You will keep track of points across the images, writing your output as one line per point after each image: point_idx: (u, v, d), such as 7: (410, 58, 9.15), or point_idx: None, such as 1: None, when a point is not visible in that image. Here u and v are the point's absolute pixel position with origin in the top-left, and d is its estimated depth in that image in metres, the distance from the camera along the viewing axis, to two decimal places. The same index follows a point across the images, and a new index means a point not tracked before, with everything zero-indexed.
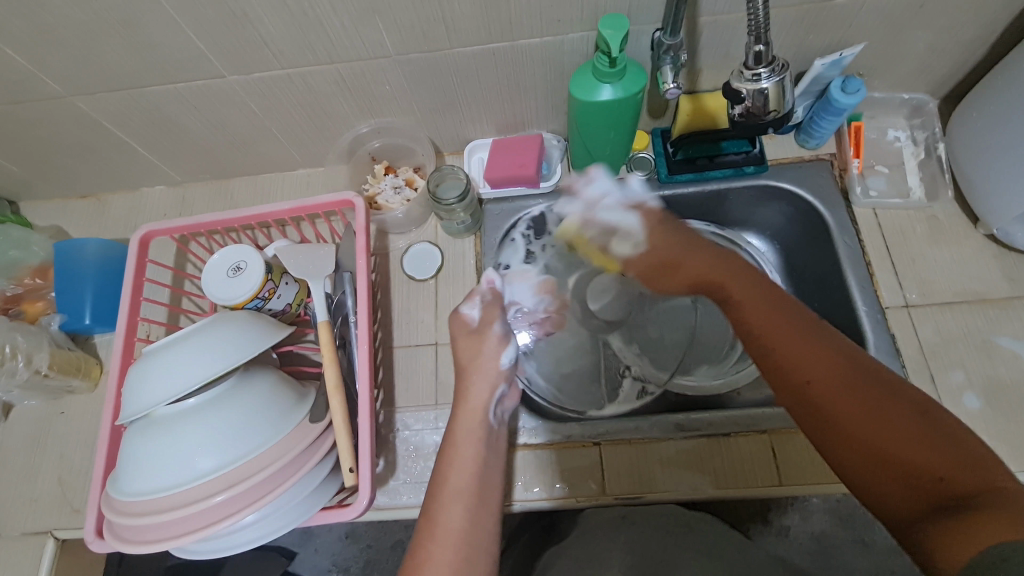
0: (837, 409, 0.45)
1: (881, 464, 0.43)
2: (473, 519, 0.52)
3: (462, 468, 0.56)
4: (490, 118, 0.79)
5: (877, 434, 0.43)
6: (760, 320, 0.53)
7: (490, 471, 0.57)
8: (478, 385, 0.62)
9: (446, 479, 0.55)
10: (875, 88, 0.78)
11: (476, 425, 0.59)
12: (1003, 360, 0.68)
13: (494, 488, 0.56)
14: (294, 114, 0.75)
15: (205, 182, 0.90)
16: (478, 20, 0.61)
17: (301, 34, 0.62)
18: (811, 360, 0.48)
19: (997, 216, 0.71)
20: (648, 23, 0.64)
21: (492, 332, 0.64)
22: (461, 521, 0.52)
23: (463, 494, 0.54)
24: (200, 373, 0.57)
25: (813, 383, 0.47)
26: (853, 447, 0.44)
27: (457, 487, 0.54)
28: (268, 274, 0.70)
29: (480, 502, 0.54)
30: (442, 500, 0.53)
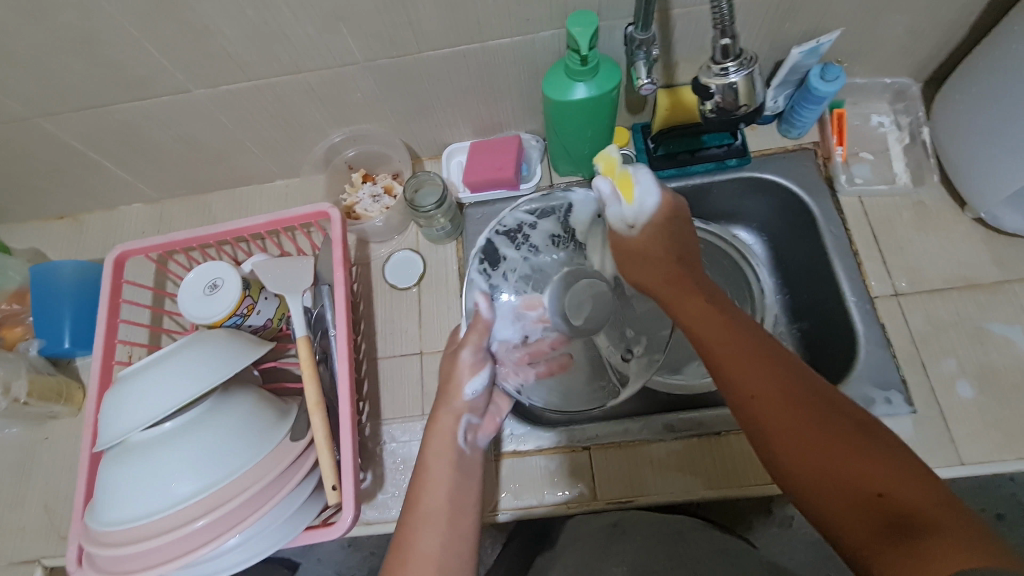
0: (788, 439, 0.45)
1: (836, 489, 0.43)
2: (446, 546, 0.53)
3: (432, 493, 0.56)
4: (467, 121, 0.78)
5: (831, 461, 0.43)
6: (718, 340, 0.52)
7: (465, 494, 0.57)
8: (446, 413, 0.61)
9: (416, 505, 0.55)
10: (856, 74, 0.77)
11: (445, 455, 0.59)
12: (995, 346, 0.67)
13: (464, 512, 0.56)
14: (265, 125, 0.74)
15: (182, 198, 0.89)
16: (444, 22, 0.60)
17: (264, 44, 0.61)
18: (760, 377, 0.48)
19: (983, 199, 0.69)
20: (619, 18, 0.62)
21: (465, 360, 0.62)
22: (435, 548, 0.53)
23: (438, 518, 0.55)
24: (175, 397, 0.56)
25: (762, 409, 0.47)
26: (809, 476, 0.44)
27: (427, 514, 0.55)
28: (246, 290, 0.68)
29: (454, 524, 0.55)
30: (411, 530, 0.54)
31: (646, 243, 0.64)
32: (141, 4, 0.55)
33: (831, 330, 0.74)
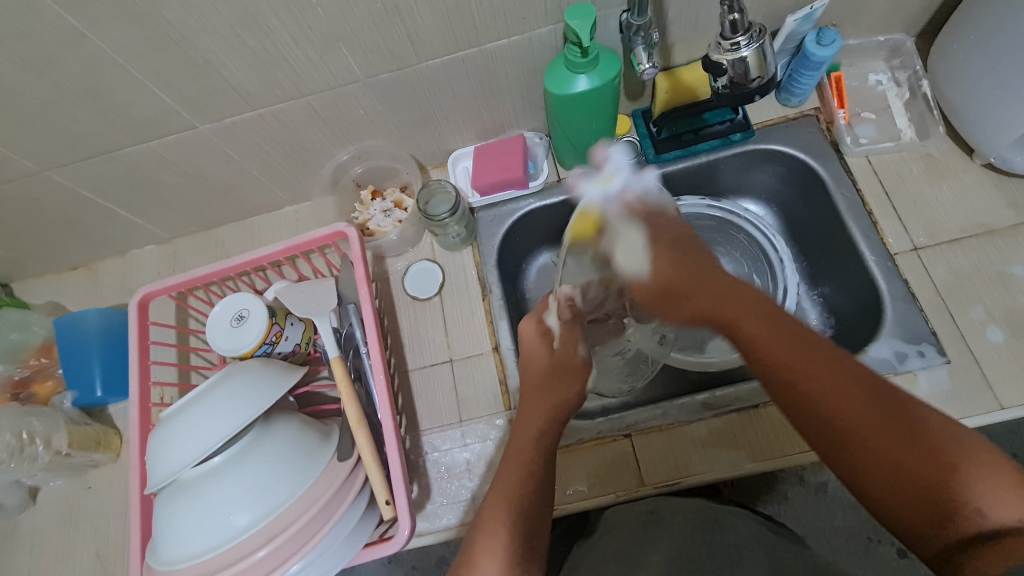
0: (853, 412, 0.46)
1: (911, 497, 0.43)
2: (521, 523, 0.52)
3: (512, 475, 0.55)
4: (470, 126, 0.78)
5: (902, 483, 0.44)
6: (806, 377, 0.48)
7: (544, 483, 0.55)
8: (542, 395, 0.61)
9: (498, 490, 0.54)
10: (849, 36, 0.77)
11: (529, 436, 0.58)
12: (1021, 289, 0.67)
13: (547, 500, 0.55)
14: (272, 153, 0.74)
15: (193, 235, 0.89)
16: (442, 30, 0.60)
17: (265, 73, 0.61)
18: (828, 382, 0.47)
19: (992, 145, 0.69)
20: (614, 5, 0.62)
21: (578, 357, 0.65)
22: (509, 530, 0.51)
23: (514, 498, 0.53)
24: (217, 432, 0.57)
25: (845, 410, 0.46)
26: (877, 475, 0.44)
27: (506, 495, 0.53)
28: (273, 318, 0.69)
29: (535, 507, 0.54)
30: (493, 517, 0.52)
31: (660, 272, 0.60)
32: (144, 46, 0.55)
33: (857, 289, 0.74)
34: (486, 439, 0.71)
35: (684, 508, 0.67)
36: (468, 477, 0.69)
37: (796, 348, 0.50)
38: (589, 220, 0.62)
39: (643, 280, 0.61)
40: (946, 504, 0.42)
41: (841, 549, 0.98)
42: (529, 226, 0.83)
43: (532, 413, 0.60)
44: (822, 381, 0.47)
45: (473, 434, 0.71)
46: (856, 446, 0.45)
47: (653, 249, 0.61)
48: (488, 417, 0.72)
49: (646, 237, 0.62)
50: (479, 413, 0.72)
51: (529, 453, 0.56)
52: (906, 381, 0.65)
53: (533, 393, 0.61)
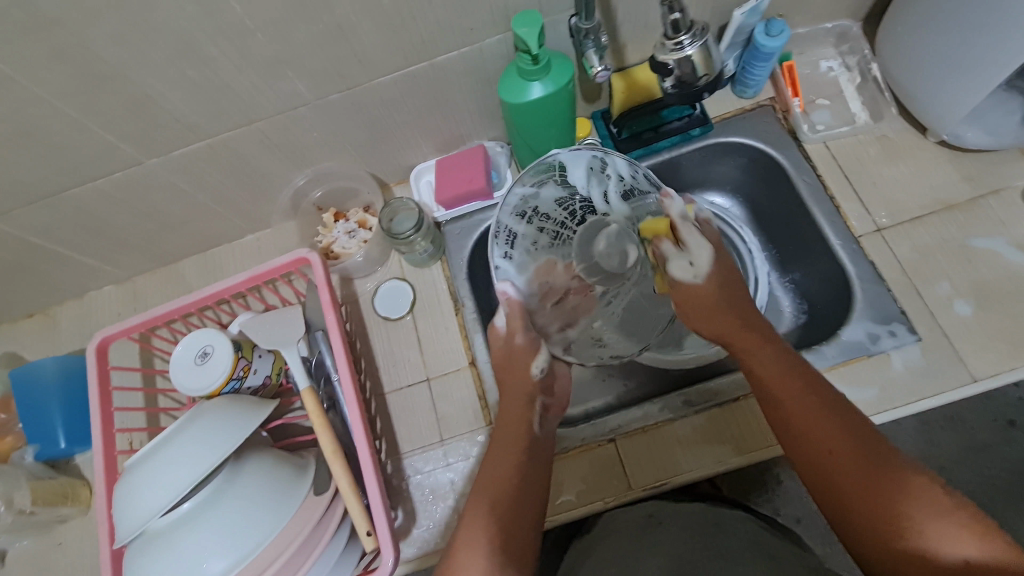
0: (820, 434, 0.52)
1: (865, 514, 0.48)
2: (500, 523, 0.55)
3: (492, 479, 0.58)
4: (429, 140, 0.77)
5: (847, 479, 0.49)
6: (790, 401, 0.55)
7: (525, 493, 0.58)
8: (515, 401, 0.66)
9: (478, 499, 0.57)
10: (797, 25, 0.78)
11: (509, 449, 0.61)
12: (984, 261, 0.68)
13: (527, 514, 0.57)
14: (226, 182, 0.72)
15: (153, 272, 0.86)
16: (389, 47, 0.59)
17: (209, 102, 0.59)
18: (803, 396, 0.54)
19: (943, 122, 0.70)
20: (562, 10, 0.62)
21: (522, 342, 0.68)
22: (488, 541, 0.53)
23: (495, 503, 0.56)
24: (186, 476, 0.55)
25: (813, 429, 0.53)
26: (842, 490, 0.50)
27: (488, 503, 0.57)
28: (238, 352, 0.67)
29: (512, 510, 0.56)
30: (472, 518, 0.55)
31: (713, 285, 0.66)
32: (76, 84, 0.53)
33: (826, 273, 0.74)
34: (469, 456, 0.69)
35: (685, 516, 0.68)
36: (453, 497, 0.68)
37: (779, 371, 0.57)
38: (661, 226, 0.69)
39: (697, 282, 0.66)
40: (881, 508, 0.47)
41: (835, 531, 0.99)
42: None
43: (512, 426, 0.64)
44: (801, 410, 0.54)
45: (456, 452, 0.70)
46: (823, 470, 0.51)
47: (713, 264, 0.67)
48: (469, 434, 0.70)
49: (710, 258, 0.67)
50: (459, 430, 0.71)
51: (510, 460, 0.60)
52: (880, 361, 0.65)
53: (512, 408, 0.65)
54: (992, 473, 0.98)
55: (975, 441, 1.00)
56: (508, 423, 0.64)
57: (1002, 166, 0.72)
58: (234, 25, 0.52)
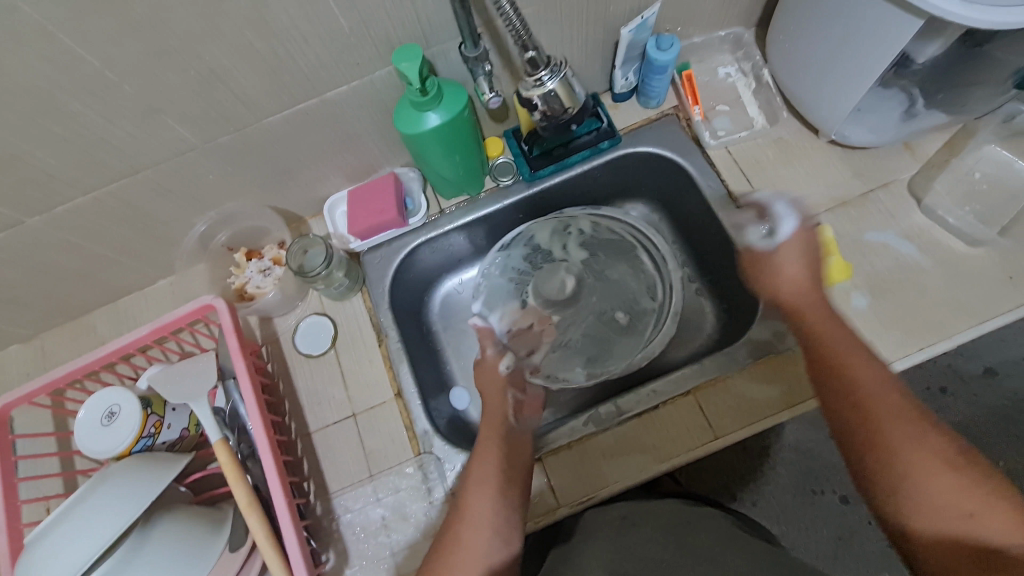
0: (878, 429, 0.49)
1: (942, 526, 0.45)
2: (500, 515, 0.56)
3: (478, 482, 0.58)
4: (338, 171, 0.76)
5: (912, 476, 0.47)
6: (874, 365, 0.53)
7: (511, 493, 0.57)
8: (495, 403, 0.68)
9: (463, 516, 0.56)
10: (692, 35, 0.80)
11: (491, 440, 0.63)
12: (877, 254, 0.71)
13: (516, 501, 0.57)
14: (123, 232, 0.70)
15: (60, 327, 0.82)
16: (272, 87, 0.58)
17: (85, 155, 0.57)
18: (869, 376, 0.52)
19: (829, 122, 0.73)
20: (449, 39, 0.62)
21: (488, 355, 0.74)
22: (483, 548, 0.54)
23: (484, 515, 0.55)
24: (83, 555, 0.52)
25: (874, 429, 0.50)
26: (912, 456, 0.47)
27: (479, 513, 0.56)
28: (148, 408, 0.65)
29: (506, 505, 0.56)
30: (470, 529, 0.55)
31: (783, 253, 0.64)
32: None
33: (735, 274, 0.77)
34: (398, 490, 0.69)
35: (657, 516, 0.67)
36: (385, 533, 0.67)
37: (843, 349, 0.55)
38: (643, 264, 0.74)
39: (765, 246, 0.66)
40: (941, 510, 0.45)
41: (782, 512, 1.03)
42: (417, 264, 0.82)
43: (488, 429, 0.64)
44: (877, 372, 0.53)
45: (386, 487, 0.69)
46: (893, 461, 0.48)
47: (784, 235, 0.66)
48: (398, 467, 0.70)
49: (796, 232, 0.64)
50: (388, 463, 0.70)
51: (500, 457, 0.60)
52: (787, 358, 0.68)
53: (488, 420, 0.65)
54: None
55: None
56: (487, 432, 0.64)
57: (888, 160, 0.75)
58: (95, 79, 0.50)
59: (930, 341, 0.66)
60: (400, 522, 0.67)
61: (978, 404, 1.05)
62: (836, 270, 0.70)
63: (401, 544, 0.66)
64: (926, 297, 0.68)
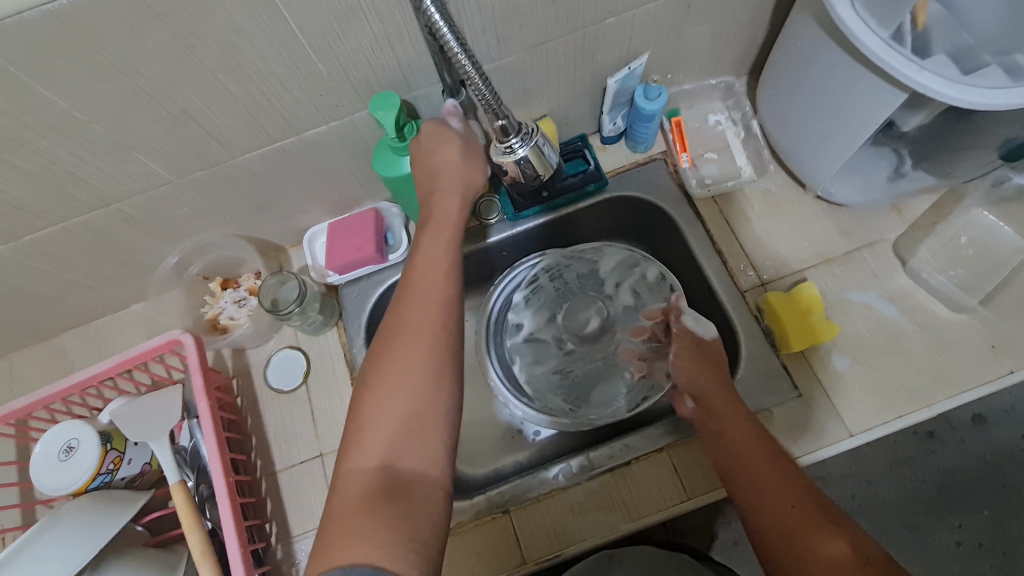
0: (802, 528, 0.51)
1: None
2: (397, 453, 0.45)
3: (395, 389, 0.47)
4: (318, 204, 0.75)
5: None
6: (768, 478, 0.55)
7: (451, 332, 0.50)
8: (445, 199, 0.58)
9: (369, 419, 0.46)
10: (683, 81, 0.79)
11: (428, 312, 0.50)
12: (859, 315, 0.70)
13: (435, 428, 0.47)
14: (94, 260, 0.68)
15: (29, 348, 0.80)
16: (248, 127, 0.57)
17: (53, 189, 0.56)
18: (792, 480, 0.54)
19: (816, 178, 0.72)
20: (432, 84, 0.61)
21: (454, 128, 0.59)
22: (367, 478, 0.44)
23: (396, 448, 0.45)
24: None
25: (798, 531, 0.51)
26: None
27: (387, 427, 0.46)
28: (108, 444, 0.63)
29: (416, 436, 0.46)
30: (369, 460, 0.45)
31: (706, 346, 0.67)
32: None
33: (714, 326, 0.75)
34: None
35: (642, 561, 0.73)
36: None
37: (755, 456, 0.56)
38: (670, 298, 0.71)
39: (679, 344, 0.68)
40: None
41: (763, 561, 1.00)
42: None
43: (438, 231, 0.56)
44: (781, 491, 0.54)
45: None
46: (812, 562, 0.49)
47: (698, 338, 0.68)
48: None
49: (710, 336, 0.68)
50: None
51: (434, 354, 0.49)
52: (764, 419, 0.66)
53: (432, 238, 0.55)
54: (915, 483, 1.04)
55: (898, 453, 1.05)
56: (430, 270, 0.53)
57: (875, 219, 0.74)
58: (62, 118, 0.49)
59: (908, 408, 0.65)
60: None
61: (965, 451, 1.04)
62: (821, 329, 0.68)
63: None
64: (906, 361, 0.67)
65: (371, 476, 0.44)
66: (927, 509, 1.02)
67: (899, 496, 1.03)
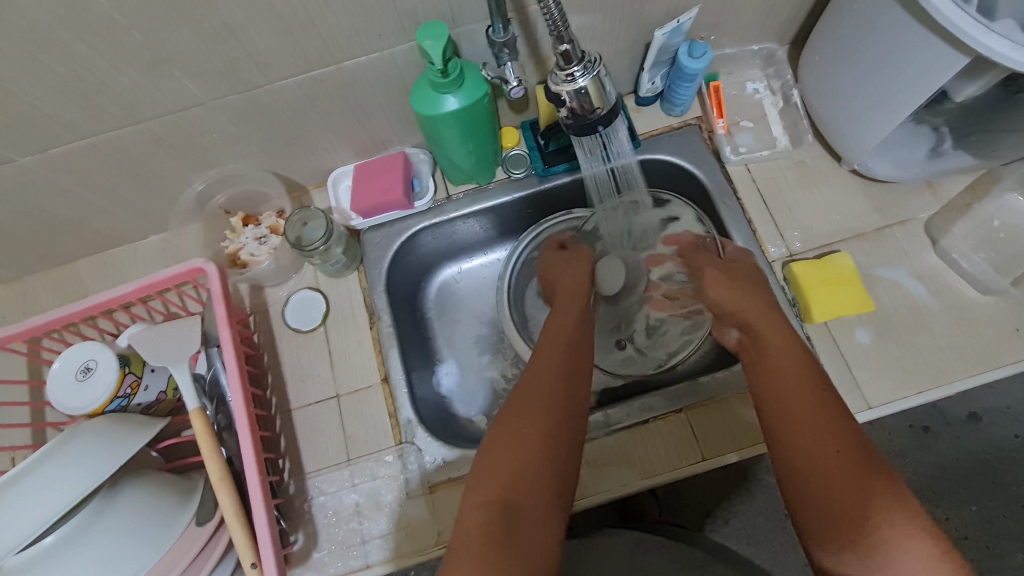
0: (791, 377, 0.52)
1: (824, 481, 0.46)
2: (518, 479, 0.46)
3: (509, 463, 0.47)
4: (346, 144, 0.73)
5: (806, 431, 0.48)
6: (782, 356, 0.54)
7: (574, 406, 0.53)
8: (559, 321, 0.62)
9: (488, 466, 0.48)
10: (725, 45, 0.78)
11: (552, 411, 0.51)
12: (884, 291, 0.70)
13: (544, 451, 0.48)
14: (117, 183, 0.67)
15: (44, 273, 0.79)
16: (287, 49, 0.55)
17: (85, 100, 0.54)
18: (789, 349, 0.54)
19: (854, 151, 0.71)
20: (477, 21, 0.59)
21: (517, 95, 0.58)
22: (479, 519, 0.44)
23: (511, 480, 0.46)
24: (46, 511, 0.51)
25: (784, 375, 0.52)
26: (814, 500, 0.46)
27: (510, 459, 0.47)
28: (126, 367, 0.62)
29: (531, 477, 0.47)
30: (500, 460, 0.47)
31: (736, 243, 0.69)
32: None
33: None
34: (375, 477, 0.67)
35: None
36: (358, 519, 0.66)
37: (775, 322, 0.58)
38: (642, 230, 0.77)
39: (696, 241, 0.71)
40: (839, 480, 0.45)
41: (769, 553, 0.97)
42: (417, 249, 0.80)
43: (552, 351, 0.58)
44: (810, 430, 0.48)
45: (362, 473, 0.68)
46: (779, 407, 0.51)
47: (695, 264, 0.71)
48: (376, 454, 0.68)
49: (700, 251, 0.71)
50: (367, 450, 0.69)
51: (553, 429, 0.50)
52: None
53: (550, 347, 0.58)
54: (910, 473, 1.05)
55: (895, 444, 1.06)
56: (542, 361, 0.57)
57: (908, 197, 0.74)
58: (102, 19, 0.47)
59: (928, 385, 0.65)
60: (375, 510, 0.66)
61: (963, 448, 1.04)
62: (849, 304, 0.69)
63: (373, 533, 0.65)
64: (929, 339, 0.67)
65: (486, 517, 0.44)
66: (920, 499, 1.03)
67: None
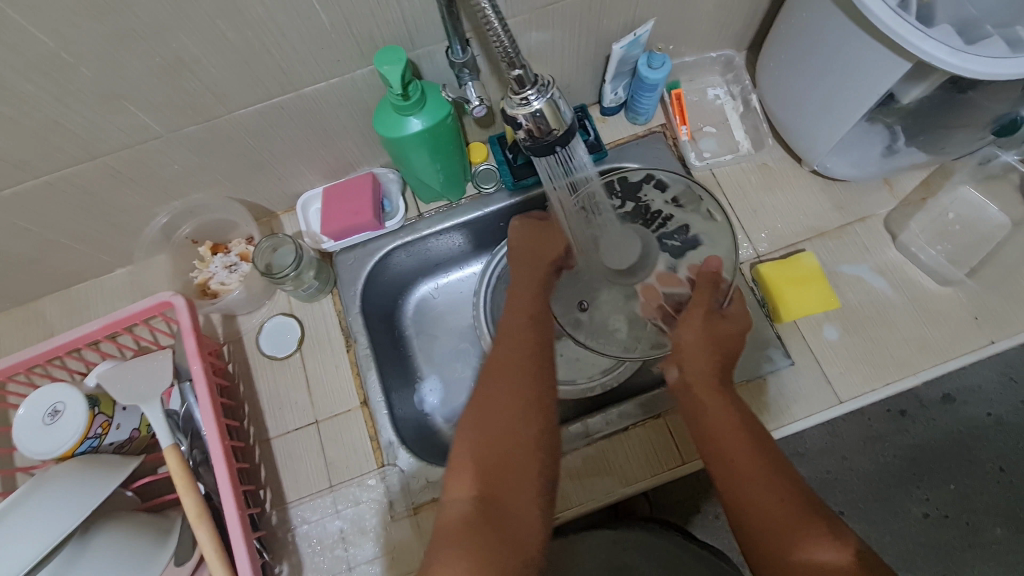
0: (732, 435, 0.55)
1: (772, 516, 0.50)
2: (486, 463, 0.50)
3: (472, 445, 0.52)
4: (313, 168, 0.73)
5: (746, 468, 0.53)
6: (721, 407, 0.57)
7: (539, 385, 0.56)
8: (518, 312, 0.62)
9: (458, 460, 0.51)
10: (684, 53, 0.79)
11: (508, 396, 0.54)
12: (849, 287, 0.72)
13: (516, 440, 0.52)
14: (77, 219, 0.65)
15: (7, 313, 0.77)
16: (245, 79, 0.55)
17: (37, 139, 0.53)
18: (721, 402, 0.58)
19: (813, 152, 0.73)
20: (436, 43, 0.60)
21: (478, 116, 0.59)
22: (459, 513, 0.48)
23: (475, 464, 0.50)
24: (3, 572, 0.48)
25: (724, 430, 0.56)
26: (760, 523, 0.50)
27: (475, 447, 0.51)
28: (95, 408, 0.61)
29: (511, 472, 0.50)
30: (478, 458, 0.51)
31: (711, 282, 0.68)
32: None
33: None
34: (359, 503, 0.67)
35: None
36: (342, 546, 0.65)
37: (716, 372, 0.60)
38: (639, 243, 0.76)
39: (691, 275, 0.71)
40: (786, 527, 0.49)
41: None
42: (391, 267, 0.80)
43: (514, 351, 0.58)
44: (751, 475, 0.52)
45: (345, 499, 0.67)
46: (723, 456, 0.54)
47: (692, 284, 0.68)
48: (359, 479, 0.68)
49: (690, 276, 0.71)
50: (350, 475, 0.68)
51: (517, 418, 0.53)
52: (758, 387, 0.68)
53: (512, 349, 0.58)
54: (888, 459, 1.07)
55: (872, 431, 1.08)
56: (504, 363, 0.57)
57: (867, 194, 0.76)
58: (49, 59, 0.47)
59: (894, 377, 0.67)
60: (360, 536, 0.65)
61: (937, 430, 1.07)
62: (815, 303, 0.71)
63: (359, 559, 0.64)
64: (894, 332, 0.69)
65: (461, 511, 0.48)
66: (899, 484, 1.06)
67: (873, 472, 1.07)
